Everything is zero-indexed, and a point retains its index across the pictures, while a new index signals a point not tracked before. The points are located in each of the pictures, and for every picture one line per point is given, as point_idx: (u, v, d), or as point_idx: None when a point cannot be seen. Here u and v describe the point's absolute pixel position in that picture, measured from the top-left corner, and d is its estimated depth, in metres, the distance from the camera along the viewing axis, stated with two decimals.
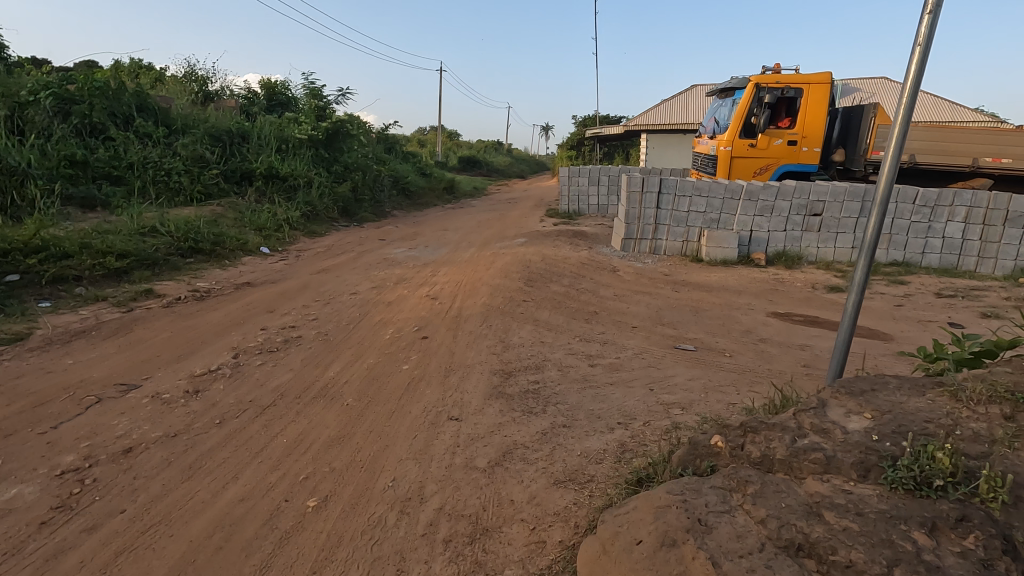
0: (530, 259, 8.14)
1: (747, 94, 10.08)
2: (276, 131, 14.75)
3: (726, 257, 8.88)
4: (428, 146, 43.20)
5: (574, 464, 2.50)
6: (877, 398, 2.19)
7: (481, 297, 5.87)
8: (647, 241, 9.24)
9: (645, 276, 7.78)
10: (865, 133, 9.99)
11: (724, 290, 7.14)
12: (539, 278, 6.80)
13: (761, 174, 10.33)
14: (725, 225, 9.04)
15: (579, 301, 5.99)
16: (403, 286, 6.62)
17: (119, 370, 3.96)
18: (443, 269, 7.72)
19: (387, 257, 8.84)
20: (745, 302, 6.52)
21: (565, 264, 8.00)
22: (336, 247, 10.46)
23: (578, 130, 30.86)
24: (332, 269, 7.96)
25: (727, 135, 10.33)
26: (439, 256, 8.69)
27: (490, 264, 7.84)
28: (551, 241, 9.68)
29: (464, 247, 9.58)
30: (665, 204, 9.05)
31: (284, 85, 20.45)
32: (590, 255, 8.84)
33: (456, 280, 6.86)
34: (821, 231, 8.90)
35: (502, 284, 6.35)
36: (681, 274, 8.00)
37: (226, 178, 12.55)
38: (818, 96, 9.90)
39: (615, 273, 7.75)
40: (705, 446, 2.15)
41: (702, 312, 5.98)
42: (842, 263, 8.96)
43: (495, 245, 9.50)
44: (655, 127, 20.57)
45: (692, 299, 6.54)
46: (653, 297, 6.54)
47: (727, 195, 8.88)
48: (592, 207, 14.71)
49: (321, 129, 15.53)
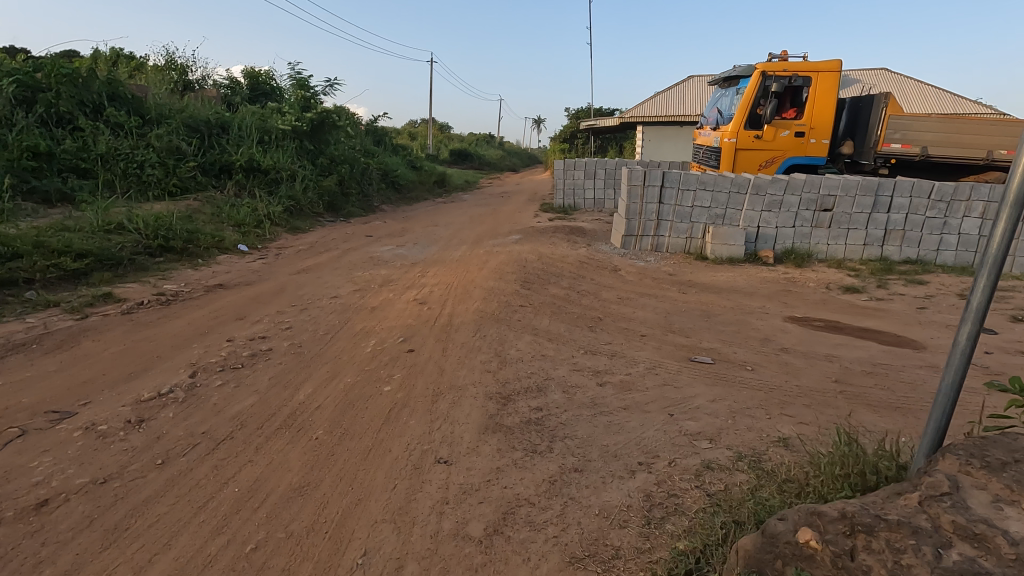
0: (526, 257, 7.63)
1: (753, 83, 9.60)
2: (257, 121, 14.07)
3: (732, 255, 8.41)
4: (418, 138, 42.45)
5: (589, 540, 2.05)
6: (991, 466, 1.73)
7: (474, 301, 5.35)
8: (649, 238, 8.75)
9: (649, 275, 7.30)
10: (875, 124, 9.53)
11: (733, 291, 6.68)
12: (536, 279, 6.29)
13: (767, 166, 9.85)
14: (730, 221, 8.57)
15: (581, 305, 5.50)
16: (389, 289, 6.09)
17: (54, 394, 3.42)
18: (432, 268, 7.20)
19: (373, 256, 8.29)
20: (758, 305, 6.06)
21: (563, 263, 7.50)
22: (320, 244, 9.89)
23: (572, 123, 30.31)
24: (313, 269, 7.40)
25: (731, 126, 9.82)
26: (429, 254, 8.16)
27: (483, 263, 7.32)
28: (547, 238, 9.17)
29: (455, 244, 9.05)
30: (668, 199, 8.55)
31: (268, 75, 19.72)
32: (589, 253, 8.34)
33: (447, 282, 6.34)
34: (832, 227, 8.45)
35: (496, 287, 5.84)
36: (686, 273, 7.53)
37: (204, 171, 11.91)
38: (827, 84, 9.45)
39: (617, 273, 7.27)
40: (793, 545, 1.69)
41: (714, 317, 5.50)
42: (853, 261, 8.52)
43: (488, 243, 8.98)
44: (651, 119, 20.06)
45: (701, 302, 6.07)
46: (660, 300, 6.06)
47: (733, 189, 8.40)
48: (587, 201, 14.20)
49: (305, 120, 14.87)
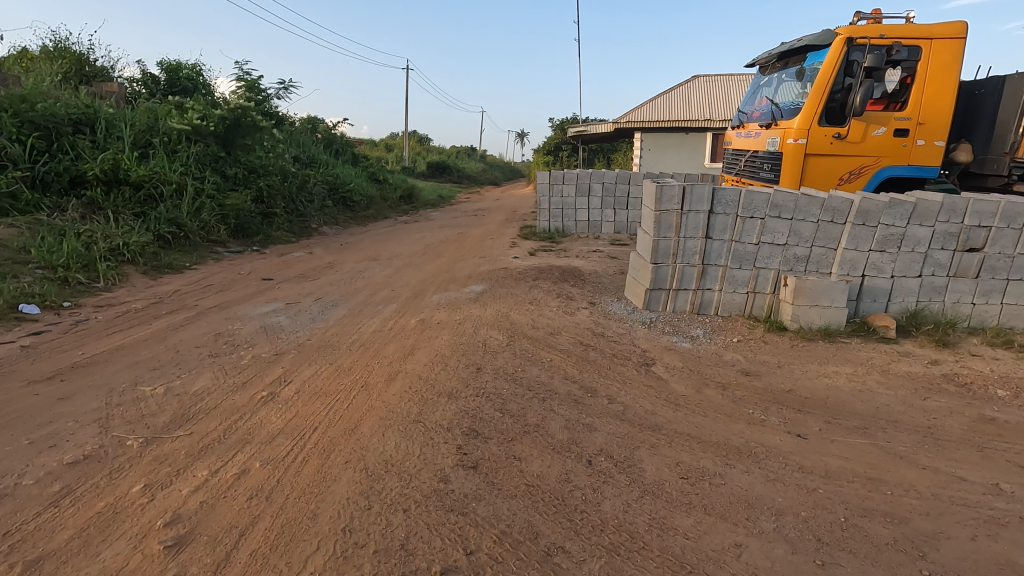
0: (484, 339, 4.29)
1: (832, 56, 6.47)
2: (144, 118, 10.61)
3: (829, 322, 5.14)
4: (394, 151, 39.19)
5: None
6: None
7: (318, 542, 1.99)
8: (689, 293, 5.47)
9: (709, 377, 4.00)
10: (1011, 120, 6.36)
11: (888, 422, 3.39)
12: (492, 419, 2.94)
13: (850, 180, 6.67)
14: (815, 266, 5.41)
15: (602, 534, 2.15)
16: (157, 452, 2.68)
17: None
18: (302, 369, 3.81)
19: (228, 329, 4.88)
20: (979, 480, 2.78)
21: (550, 351, 4.17)
22: (177, 297, 6.45)
23: (557, 133, 27.26)
24: (84, 370, 3.96)
25: (797, 120, 6.64)
26: (323, 327, 4.79)
27: (405, 357, 3.94)
28: (527, 290, 5.85)
29: (378, 303, 5.67)
30: (720, 231, 5.33)
31: (194, 69, 16.22)
32: (592, 322, 5.04)
33: (303, 422, 2.96)
34: (981, 277, 5.28)
35: (393, 463, 2.48)
36: (770, 368, 4.24)
37: (40, 185, 8.38)
38: (942, 59, 6.36)
39: (650, 374, 3.96)
40: None
41: (935, 558, 2.19)
42: (1012, 330, 5.37)
43: (432, 301, 5.60)
44: (651, 125, 16.90)
45: (859, 478, 2.75)
46: (770, 473, 2.73)
47: (824, 215, 5.24)
48: (580, 224, 10.99)
49: (213, 118, 11.46)
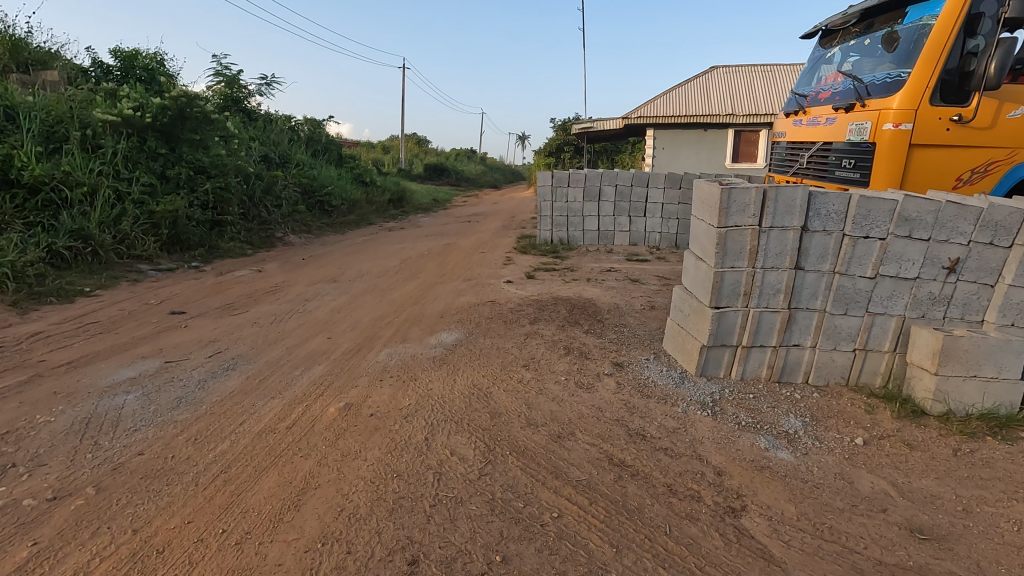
0: (440, 463, 2.41)
1: (950, 8, 4.65)
2: (59, 105, 8.70)
3: (992, 405, 3.27)
4: (390, 152, 37.44)
5: None
6: None
7: None
8: (767, 350, 3.59)
9: (856, 550, 2.13)
10: None
11: None
12: None
13: (971, 180, 4.82)
14: (959, 311, 3.55)
15: None
16: None
17: None
18: (68, 551, 1.94)
19: (32, 419, 2.99)
20: None
21: (557, 491, 2.30)
22: (28, 345, 4.56)
23: (560, 133, 25.43)
24: None
25: (899, 96, 4.76)
26: (181, 423, 2.91)
27: (281, 517, 2.07)
28: (521, 343, 3.98)
29: (296, 364, 3.78)
30: (814, 258, 3.47)
31: (155, 59, 14.39)
32: (622, 407, 3.16)
33: None
34: None
35: None
36: (952, 517, 2.36)
37: None
38: None
39: (747, 549, 2.09)
40: None
41: None
42: None
43: (378, 362, 3.73)
44: (667, 121, 15.02)
45: None
46: None
47: (981, 234, 3.36)
48: (588, 234, 9.13)
49: (150, 107, 9.49)
